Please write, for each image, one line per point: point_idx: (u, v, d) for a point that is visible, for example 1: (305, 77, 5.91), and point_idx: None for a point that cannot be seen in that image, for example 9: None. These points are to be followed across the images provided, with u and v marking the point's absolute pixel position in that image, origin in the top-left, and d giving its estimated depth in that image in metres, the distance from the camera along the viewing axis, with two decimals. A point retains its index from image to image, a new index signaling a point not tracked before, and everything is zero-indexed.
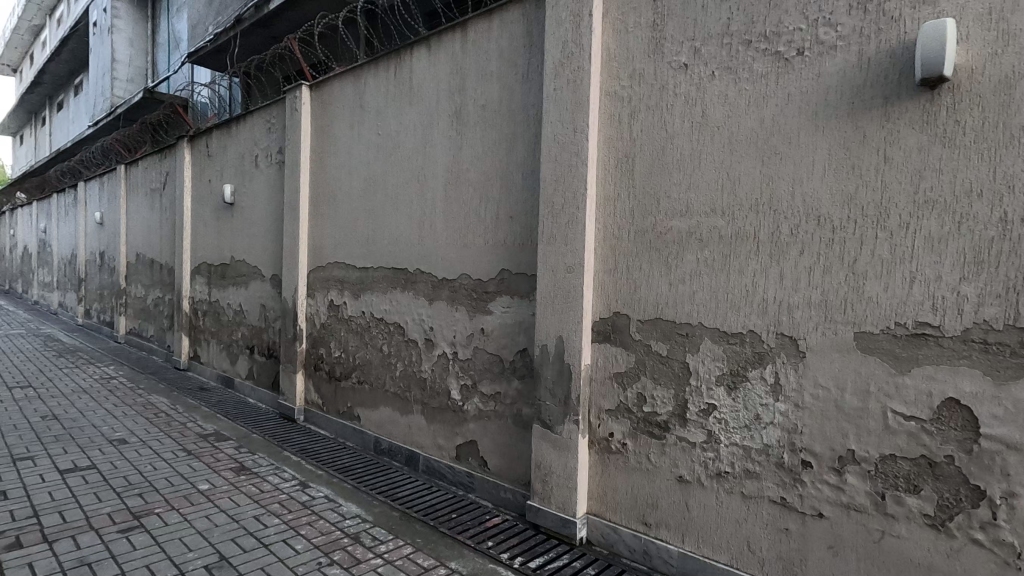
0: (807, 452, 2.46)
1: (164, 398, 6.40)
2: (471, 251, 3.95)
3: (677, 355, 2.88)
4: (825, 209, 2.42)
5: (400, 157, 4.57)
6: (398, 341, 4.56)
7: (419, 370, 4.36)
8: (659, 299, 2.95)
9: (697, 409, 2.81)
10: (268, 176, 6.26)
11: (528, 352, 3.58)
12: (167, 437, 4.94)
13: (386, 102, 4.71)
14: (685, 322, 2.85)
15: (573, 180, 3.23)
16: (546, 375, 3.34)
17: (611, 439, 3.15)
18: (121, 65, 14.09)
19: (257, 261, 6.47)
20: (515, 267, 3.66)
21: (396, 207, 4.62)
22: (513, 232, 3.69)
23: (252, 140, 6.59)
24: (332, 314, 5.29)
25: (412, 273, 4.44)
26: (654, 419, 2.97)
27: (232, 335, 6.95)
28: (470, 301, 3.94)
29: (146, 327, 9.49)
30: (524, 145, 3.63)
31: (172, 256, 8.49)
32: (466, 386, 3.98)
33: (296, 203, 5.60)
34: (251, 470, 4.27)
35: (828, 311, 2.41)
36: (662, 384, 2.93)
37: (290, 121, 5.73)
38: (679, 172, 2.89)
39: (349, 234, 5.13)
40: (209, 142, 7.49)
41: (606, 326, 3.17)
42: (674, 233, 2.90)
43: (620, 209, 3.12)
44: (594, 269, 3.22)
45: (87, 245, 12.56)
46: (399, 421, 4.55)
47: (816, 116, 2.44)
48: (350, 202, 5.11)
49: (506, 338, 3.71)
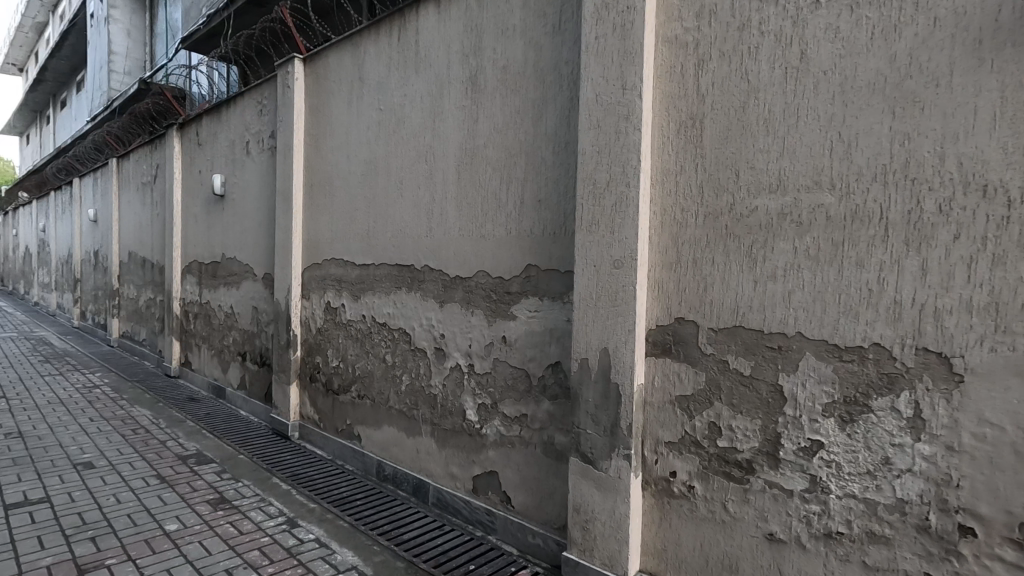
0: (968, 514, 1.77)
1: (147, 411, 5.78)
2: (491, 244, 3.28)
3: (764, 376, 2.21)
4: (993, 175, 1.73)
5: (405, 134, 3.91)
6: (403, 351, 3.91)
7: (428, 384, 3.70)
8: (739, 302, 2.28)
9: (795, 447, 2.13)
10: (259, 164, 5.63)
11: (561, 367, 2.91)
12: (141, 459, 4.32)
13: (388, 71, 4.07)
14: (776, 332, 2.18)
15: (621, 149, 2.55)
16: (587, 397, 2.68)
17: (673, 481, 2.48)
18: (118, 56, 13.51)
19: (248, 259, 5.84)
20: (545, 261, 2.99)
21: (400, 193, 3.96)
22: (543, 219, 3.01)
23: (242, 125, 5.96)
24: (329, 319, 4.65)
25: (419, 271, 3.78)
26: (733, 457, 2.30)
27: (223, 340, 6.33)
28: (489, 303, 3.28)
29: (138, 330, 8.90)
30: (557, 111, 2.95)
31: (163, 255, 7.89)
32: (484, 406, 3.31)
33: (289, 192, 4.96)
34: (231, 504, 3.63)
35: (1000, 319, 1.72)
36: (744, 412, 2.27)
37: (281, 100, 5.10)
38: (766, 136, 2.20)
39: (347, 227, 4.48)
40: (199, 130, 6.88)
41: (666, 336, 2.50)
42: (761, 214, 2.22)
43: (684, 186, 2.44)
44: (650, 263, 2.55)
45: (82, 243, 12.01)
46: (405, 443, 3.89)
47: (980, 46, 1.75)
48: (349, 189, 4.46)
49: (533, 350, 3.04)
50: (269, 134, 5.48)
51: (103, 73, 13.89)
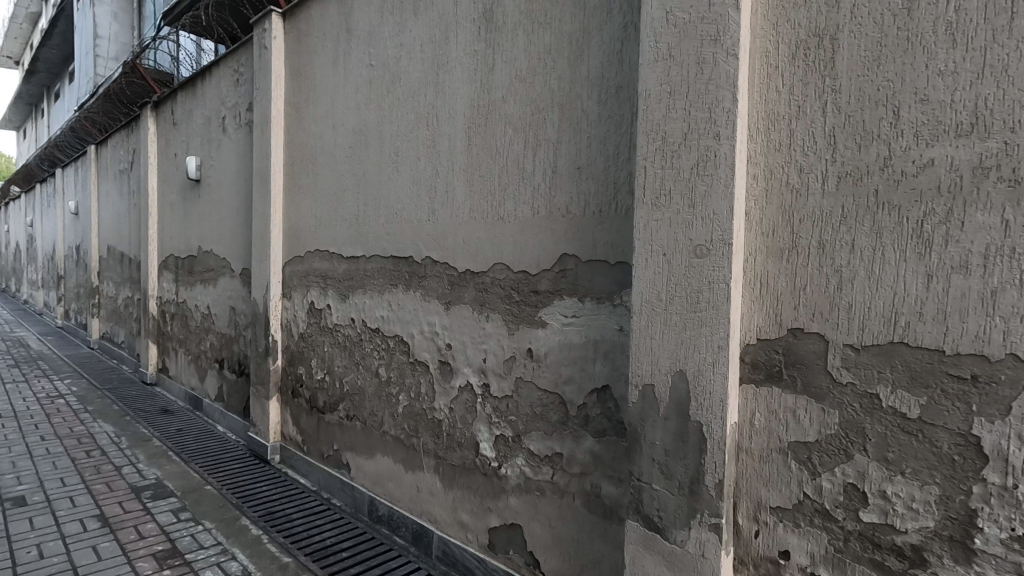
0: None
1: (110, 427, 5.04)
2: (512, 230, 2.52)
3: (944, 420, 1.44)
4: None
5: (403, 92, 3.14)
6: (400, 365, 3.15)
7: (430, 407, 2.94)
8: (901, 308, 1.50)
9: (1004, 536, 1.36)
10: (235, 143, 4.87)
11: (611, 394, 2.14)
12: (85, 493, 3.59)
13: (380, 17, 3.28)
14: (965, 354, 1.41)
15: (707, 86, 1.77)
16: (652, 440, 1.91)
17: (785, 565, 1.71)
18: (104, 40, 12.77)
19: (225, 252, 5.10)
20: (586, 250, 2.22)
21: (396, 169, 3.19)
22: (584, 192, 2.24)
23: (218, 98, 5.18)
24: (313, 322, 3.90)
25: (420, 264, 3.02)
26: (887, 539, 1.53)
27: (200, 344, 5.59)
28: (511, 305, 2.52)
29: (117, 331, 8.16)
30: (603, 45, 2.17)
31: (139, 248, 7.16)
32: (504, 439, 2.55)
33: (267, 172, 4.21)
34: (183, 559, 2.89)
35: None
36: (908, 474, 1.49)
37: (257, 64, 4.34)
38: (952, 47, 1.42)
39: (332, 212, 3.72)
40: (174, 108, 6.12)
41: (773, 354, 1.73)
42: (939, 170, 1.44)
43: (803, 135, 1.67)
44: (748, 249, 1.78)
45: (64, 239, 11.30)
46: (403, 478, 3.14)
47: None
48: (335, 168, 3.70)
49: (571, 368, 2.28)
50: (246, 106, 4.71)
51: (89, 59, 13.13)
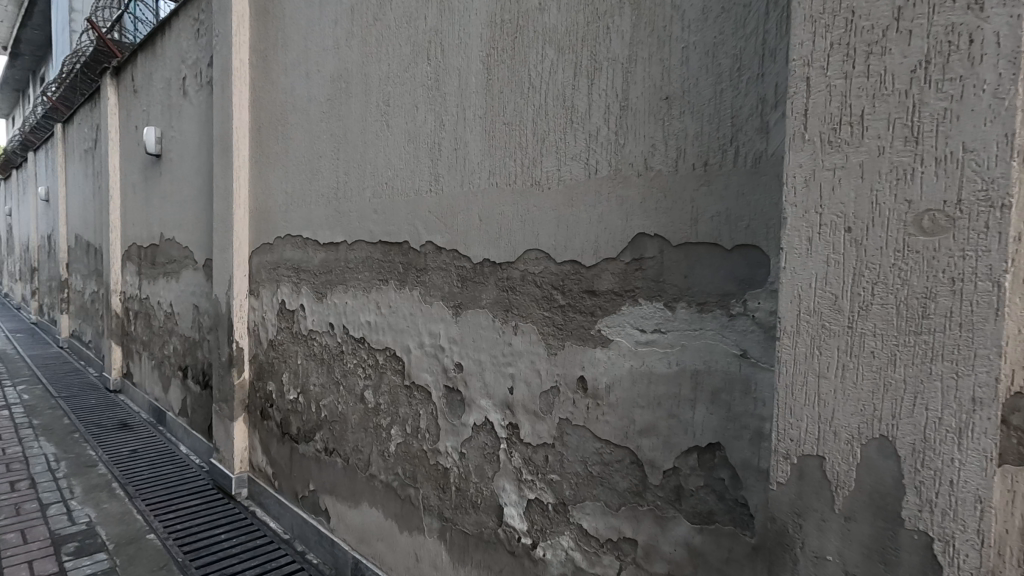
0: None
1: (50, 448, 4.24)
2: (554, 200, 1.70)
3: None
4: None
5: (394, 17, 2.30)
6: (392, 389, 2.34)
7: (433, 450, 2.13)
8: None
9: None
10: (197, 108, 4.04)
11: (726, 458, 1.33)
12: None
13: None
14: None
15: None
16: (818, 552, 1.11)
17: None
18: (78, 14, 11.88)
19: (188, 241, 4.27)
20: (680, 227, 1.41)
21: (386, 124, 2.37)
22: (675, 139, 1.42)
23: (177, 55, 4.34)
24: (285, 327, 3.08)
25: (417, 252, 2.20)
26: None
27: (163, 349, 4.79)
28: (554, 311, 1.70)
29: (85, 330, 7.36)
30: None
31: (103, 237, 6.35)
32: (543, 506, 1.74)
33: (228, 139, 3.38)
34: None
35: None
36: None
37: (216, 5, 3.50)
38: None
39: (306, 188, 2.90)
40: (134, 73, 5.28)
41: None
42: None
43: None
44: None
45: (38, 228, 10.45)
46: (396, 540, 2.34)
47: None
48: (310, 130, 2.88)
49: (653, 412, 1.46)
50: (206, 61, 3.87)
51: (65, 37, 12.28)
